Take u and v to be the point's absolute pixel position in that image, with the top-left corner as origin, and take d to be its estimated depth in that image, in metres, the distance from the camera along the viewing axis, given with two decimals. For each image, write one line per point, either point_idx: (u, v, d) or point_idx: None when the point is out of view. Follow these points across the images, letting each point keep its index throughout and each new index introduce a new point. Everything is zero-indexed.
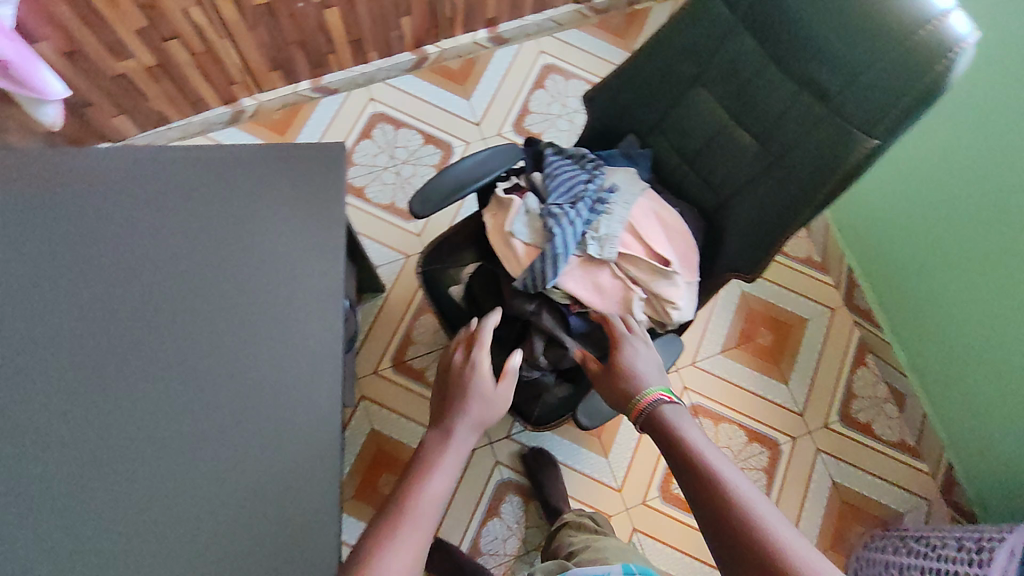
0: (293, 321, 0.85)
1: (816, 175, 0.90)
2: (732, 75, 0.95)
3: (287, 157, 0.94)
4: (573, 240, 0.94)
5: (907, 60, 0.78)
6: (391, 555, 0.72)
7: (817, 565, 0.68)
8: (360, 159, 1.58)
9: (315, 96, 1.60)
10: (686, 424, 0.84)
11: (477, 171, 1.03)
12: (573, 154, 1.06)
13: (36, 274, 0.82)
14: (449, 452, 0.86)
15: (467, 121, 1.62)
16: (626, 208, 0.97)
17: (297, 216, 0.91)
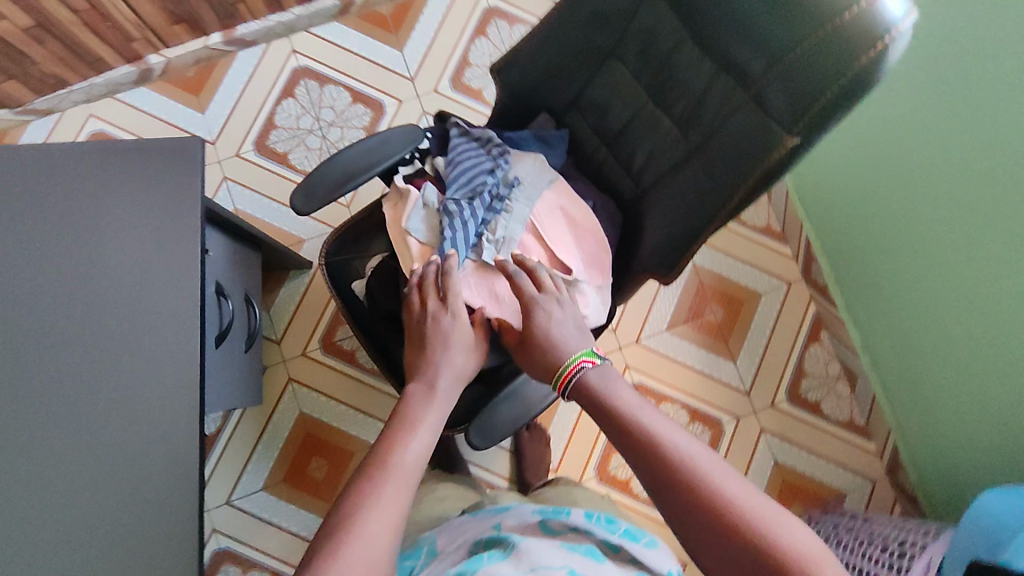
0: (159, 342, 0.79)
1: (734, 172, 0.77)
2: (650, 50, 0.82)
3: (142, 154, 0.83)
4: (465, 245, 0.85)
5: (832, 45, 0.64)
6: (369, 521, 0.61)
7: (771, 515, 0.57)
8: (281, 121, 1.45)
9: (228, 50, 1.46)
10: (615, 385, 0.72)
11: (369, 156, 0.90)
12: (480, 136, 0.94)
13: None
14: (433, 407, 0.74)
15: (400, 76, 1.47)
16: (529, 206, 0.87)
17: (158, 223, 0.82)
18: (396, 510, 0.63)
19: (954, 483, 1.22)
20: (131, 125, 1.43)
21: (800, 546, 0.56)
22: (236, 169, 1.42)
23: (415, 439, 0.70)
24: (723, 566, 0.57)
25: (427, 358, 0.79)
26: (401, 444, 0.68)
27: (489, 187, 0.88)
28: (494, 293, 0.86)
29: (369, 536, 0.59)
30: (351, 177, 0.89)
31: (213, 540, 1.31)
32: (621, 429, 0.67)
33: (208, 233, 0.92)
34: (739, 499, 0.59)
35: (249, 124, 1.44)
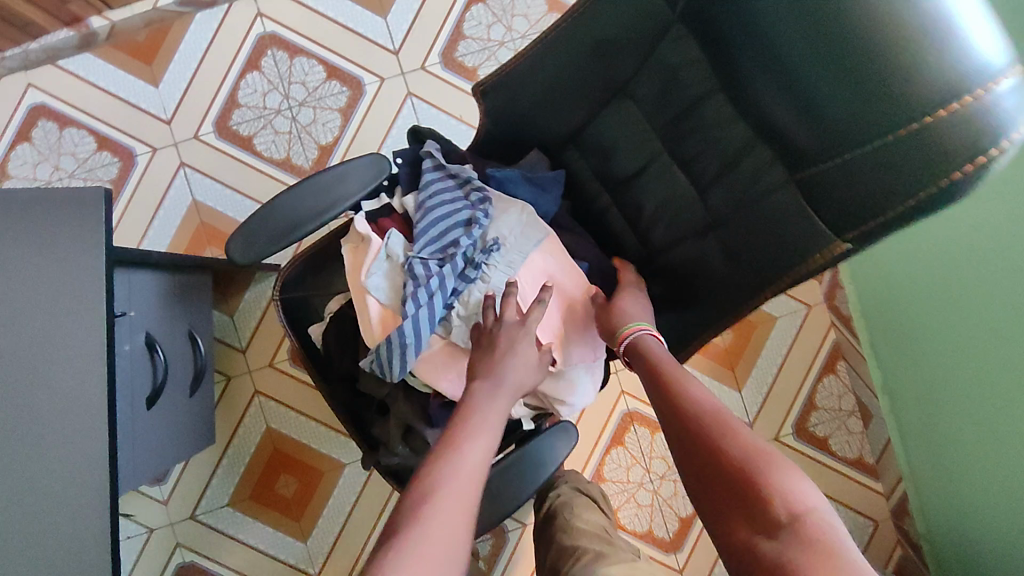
0: (64, 432, 0.67)
1: (761, 267, 0.62)
2: (670, 92, 0.65)
3: (35, 195, 0.68)
4: (430, 323, 0.71)
5: (915, 147, 0.48)
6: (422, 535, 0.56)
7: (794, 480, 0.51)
8: (245, 98, 1.26)
9: (184, 11, 1.26)
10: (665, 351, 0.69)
11: (325, 197, 0.76)
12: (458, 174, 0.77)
13: None
14: (495, 412, 0.66)
15: (383, 49, 1.27)
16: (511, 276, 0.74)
17: (58, 279, 0.68)
18: (456, 520, 0.58)
19: (965, 547, 1.11)
20: (73, 96, 1.24)
21: (815, 504, 0.50)
22: (194, 153, 1.26)
23: (476, 442, 0.64)
24: (733, 515, 0.52)
25: (493, 360, 0.69)
26: (458, 453, 0.62)
27: (464, 250, 0.73)
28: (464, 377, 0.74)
29: (428, 535, 0.56)
30: (303, 223, 0.75)
31: (177, 554, 1.22)
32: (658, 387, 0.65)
33: (119, 280, 0.77)
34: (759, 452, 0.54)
35: (209, 100, 1.26)
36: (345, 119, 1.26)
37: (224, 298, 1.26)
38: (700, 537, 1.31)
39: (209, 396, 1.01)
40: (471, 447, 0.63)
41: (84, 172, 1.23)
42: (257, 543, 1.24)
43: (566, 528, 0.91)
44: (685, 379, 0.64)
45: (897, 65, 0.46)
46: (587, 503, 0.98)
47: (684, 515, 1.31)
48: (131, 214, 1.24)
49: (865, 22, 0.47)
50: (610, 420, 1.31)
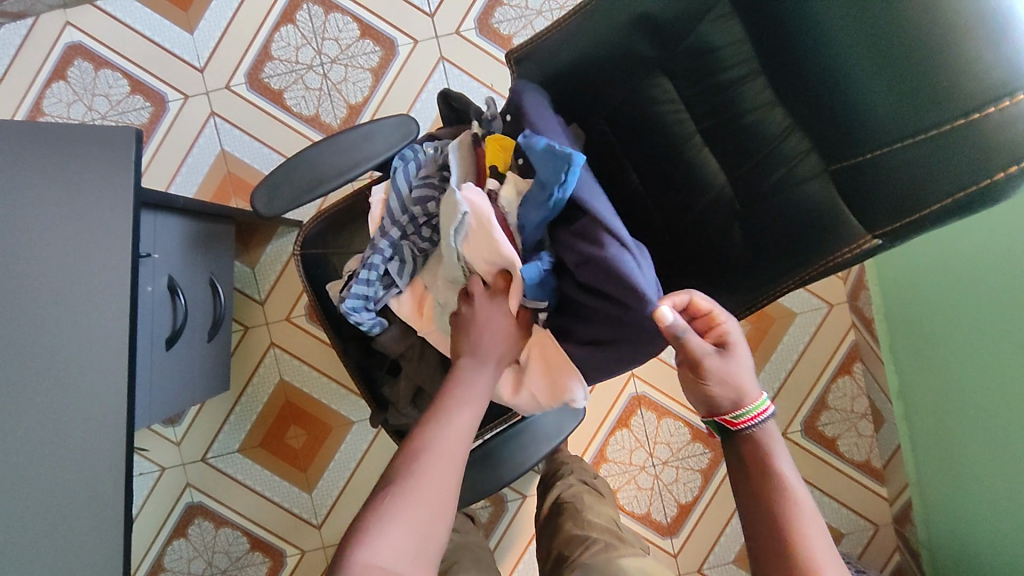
0: (83, 367, 0.68)
1: (784, 260, 0.61)
2: (709, 73, 0.63)
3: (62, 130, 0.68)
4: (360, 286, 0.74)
5: (956, 145, 0.46)
6: (403, 503, 0.57)
7: None
8: (279, 52, 1.26)
9: None
10: (781, 453, 0.62)
11: (347, 155, 0.76)
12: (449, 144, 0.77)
13: None
14: (477, 388, 0.67)
15: (418, 11, 1.25)
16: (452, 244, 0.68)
17: (84, 217, 0.69)
18: (442, 488, 0.60)
19: (967, 559, 1.10)
20: (110, 38, 1.25)
21: None
22: (225, 104, 1.26)
23: (460, 415, 0.65)
24: None
25: (471, 337, 0.69)
26: (442, 422, 0.64)
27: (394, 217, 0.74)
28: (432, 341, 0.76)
29: (409, 504, 0.57)
30: (321, 179, 0.75)
31: (186, 494, 1.25)
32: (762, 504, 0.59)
33: (144, 222, 0.77)
34: None
35: (243, 51, 1.26)
36: (375, 79, 1.25)
37: (246, 249, 1.26)
38: (698, 523, 1.31)
39: (226, 344, 1.03)
40: (456, 419, 0.65)
41: (117, 114, 1.24)
42: (264, 489, 1.27)
43: (570, 517, 0.92)
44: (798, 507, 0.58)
45: (945, 59, 0.45)
46: (592, 492, 0.99)
47: (684, 502, 1.31)
48: (160, 160, 1.25)
49: (930, 5, 0.45)
50: (617, 402, 1.31)
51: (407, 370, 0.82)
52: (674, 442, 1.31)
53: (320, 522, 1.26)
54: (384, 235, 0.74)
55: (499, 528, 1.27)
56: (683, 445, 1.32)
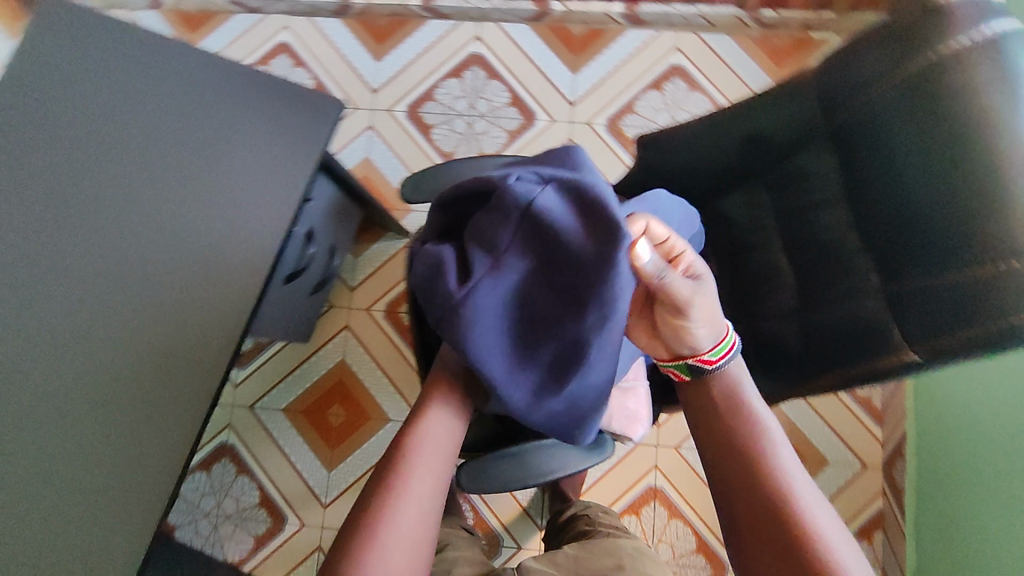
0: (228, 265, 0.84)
1: (832, 356, 0.71)
2: (800, 191, 0.77)
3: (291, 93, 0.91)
4: None
5: (995, 287, 0.56)
6: (388, 540, 0.63)
7: (830, 534, 0.60)
8: (440, 96, 1.50)
9: (423, 15, 1.53)
10: (746, 387, 0.71)
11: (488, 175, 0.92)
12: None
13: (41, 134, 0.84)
14: (445, 432, 0.73)
15: (562, 97, 1.47)
16: None
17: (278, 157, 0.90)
18: (422, 524, 0.66)
19: None
20: (315, 48, 1.52)
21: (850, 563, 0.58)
22: (383, 122, 1.49)
23: (429, 450, 0.71)
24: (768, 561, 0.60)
25: None
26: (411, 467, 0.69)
27: None
28: None
29: (389, 537, 0.64)
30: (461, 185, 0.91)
31: (224, 433, 1.36)
32: (726, 439, 0.68)
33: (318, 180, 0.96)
34: (808, 507, 0.61)
35: (412, 88, 1.50)
36: (510, 140, 1.45)
37: (356, 242, 1.44)
38: None
39: (319, 306, 1.17)
40: (425, 464, 0.69)
41: None
42: (289, 453, 1.35)
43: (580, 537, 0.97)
44: (759, 440, 0.66)
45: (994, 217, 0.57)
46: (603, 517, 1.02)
47: None
48: None
49: (979, 189, 0.58)
50: (634, 486, 1.35)
51: None
52: (677, 546, 1.32)
53: (328, 502, 1.32)
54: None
55: (508, 553, 1.30)
56: (684, 554, 1.32)
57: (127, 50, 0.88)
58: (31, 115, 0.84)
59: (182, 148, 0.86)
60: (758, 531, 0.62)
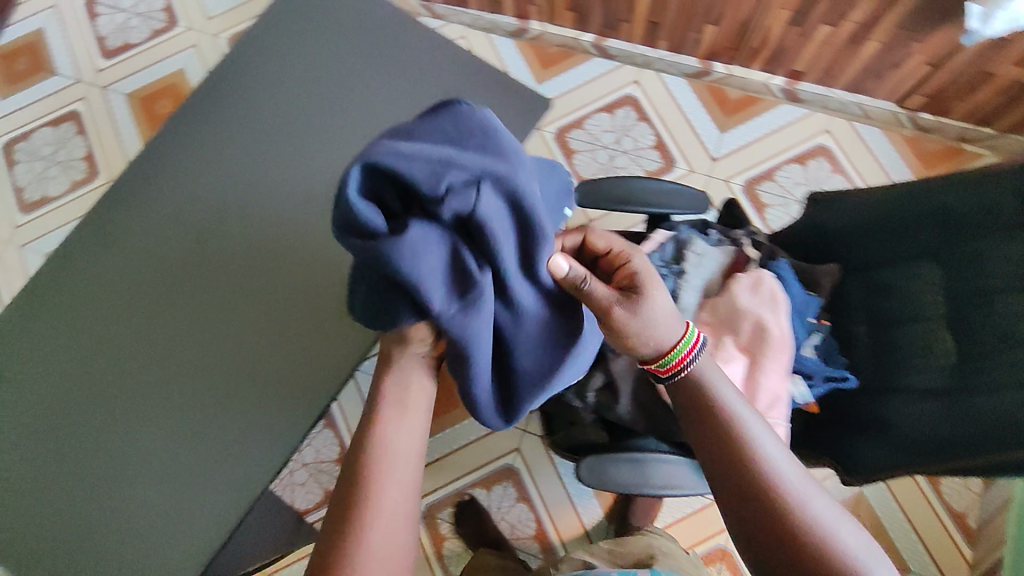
0: None
1: (982, 438, 0.69)
2: (978, 273, 0.77)
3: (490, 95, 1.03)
4: None
5: None
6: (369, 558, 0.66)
7: (797, 487, 0.69)
8: (589, 127, 1.56)
9: (591, 52, 1.59)
10: (711, 369, 0.75)
11: (657, 198, 0.96)
12: (721, 244, 0.97)
13: (312, 110, 1.09)
14: (404, 441, 0.72)
15: (705, 151, 1.51)
16: (698, 287, 0.91)
17: None
18: (398, 537, 0.68)
19: None
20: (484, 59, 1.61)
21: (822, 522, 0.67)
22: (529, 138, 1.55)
23: (393, 461, 0.71)
24: (750, 517, 0.69)
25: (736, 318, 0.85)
26: (377, 484, 0.69)
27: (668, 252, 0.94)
28: None
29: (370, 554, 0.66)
30: (634, 201, 0.96)
31: None
32: (711, 434, 0.72)
33: None
34: (777, 470, 0.69)
35: (565, 114, 1.56)
36: None
37: None
38: None
39: None
40: (388, 478, 0.70)
41: None
42: None
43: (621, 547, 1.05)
44: (739, 437, 0.71)
45: None
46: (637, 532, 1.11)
47: None
48: None
49: None
50: (701, 541, 1.33)
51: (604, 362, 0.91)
52: None
53: None
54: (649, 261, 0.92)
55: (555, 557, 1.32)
56: None
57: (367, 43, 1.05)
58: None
59: None
60: (737, 490, 0.70)
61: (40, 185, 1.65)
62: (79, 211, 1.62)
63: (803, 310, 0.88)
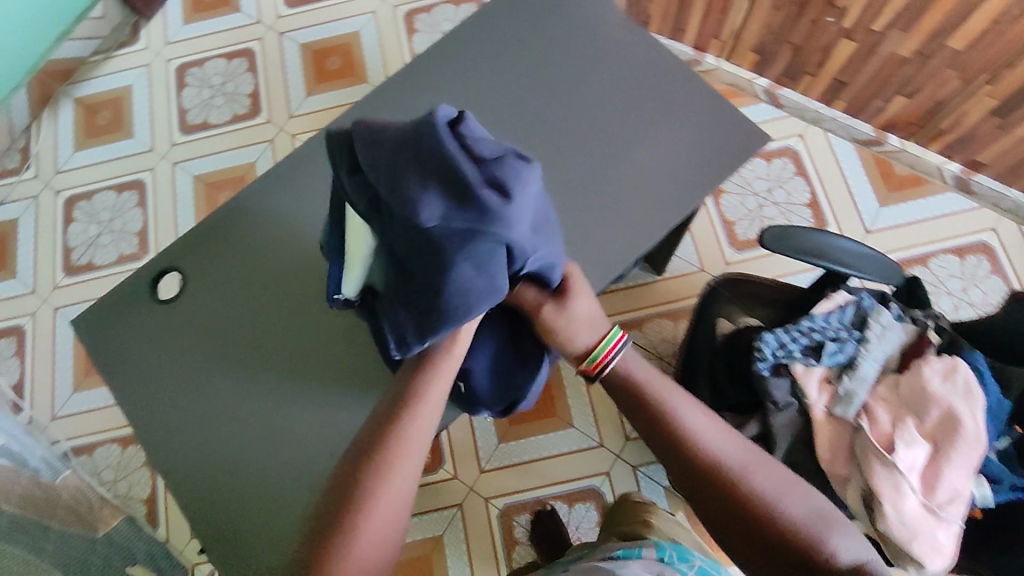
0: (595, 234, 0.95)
1: None
2: None
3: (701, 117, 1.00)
4: (793, 331, 0.89)
5: None
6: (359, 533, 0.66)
7: (736, 460, 0.71)
8: (743, 170, 1.52)
9: (762, 96, 1.55)
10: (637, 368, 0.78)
11: (859, 263, 0.93)
12: (905, 320, 0.93)
13: (509, 84, 1.04)
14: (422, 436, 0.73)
15: (860, 222, 1.47)
16: (880, 360, 0.87)
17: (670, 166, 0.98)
18: (387, 521, 0.68)
19: None
20: None
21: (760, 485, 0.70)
22: None
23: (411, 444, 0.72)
24: (711, 509, 0.71)
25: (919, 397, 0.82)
26: (393, 462, 0.70)
27: (845, 317, 0.91)
28: (811, 408, 0.86)
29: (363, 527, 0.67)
30: (828, 257, 0.92)
31: None
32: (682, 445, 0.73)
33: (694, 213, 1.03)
34: (717, 446, 0.72)
35: None
36: None
37: None
38: None
39: None
40: (400, 465, 0.70)
41: None
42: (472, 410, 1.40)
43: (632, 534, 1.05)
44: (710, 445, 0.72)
45: None
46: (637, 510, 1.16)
47: None
48: None
49: None
50: None
51: (765, 416, 0.88)
52: None
53: (487, 468, 1.37)
54: (827, 322, 0.91)
55: None
56: None
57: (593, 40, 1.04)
58: (513, 62, 1.06)
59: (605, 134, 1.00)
60: (689, 477, 0.72)
61: (205, 110, 1.74)
62: (236, 143, 1.70)
63: (996, 413, 0.83)
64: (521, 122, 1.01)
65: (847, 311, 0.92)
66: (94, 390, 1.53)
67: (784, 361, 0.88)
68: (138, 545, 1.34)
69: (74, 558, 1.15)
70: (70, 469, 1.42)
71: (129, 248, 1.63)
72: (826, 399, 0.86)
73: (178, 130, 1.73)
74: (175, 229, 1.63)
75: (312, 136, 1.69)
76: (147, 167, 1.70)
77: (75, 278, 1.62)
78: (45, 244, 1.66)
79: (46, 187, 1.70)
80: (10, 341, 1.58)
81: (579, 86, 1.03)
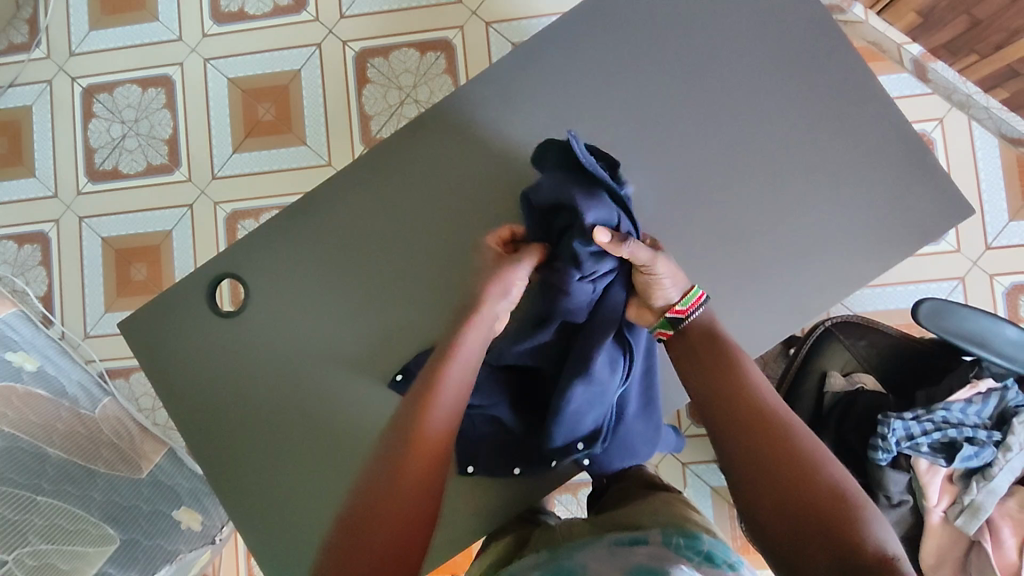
0: (712, 274, 0.85)
1: None
2: None
3: (857, 154, 0.86)
4: (925, 431, 0.80)
5: None
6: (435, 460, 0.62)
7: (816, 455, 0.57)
8: None
9: (907, 66, 1.31)
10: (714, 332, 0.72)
11: (1014, 354, 0.80)
12: None
13: (638, 75, 0.87)
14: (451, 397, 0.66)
15: (982, 234, 1.28)
16: (1016, 468, 0.80)
17: (809, 203, 0.86)
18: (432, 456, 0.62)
19: None
20: None
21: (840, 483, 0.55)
22: None
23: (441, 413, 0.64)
24: (769, 487, 0.56)
25: None
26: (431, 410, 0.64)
27: (980, 409, 0.82)
28: (931, 509, 0.81)
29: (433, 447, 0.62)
30: (985, 343, 0.80)
31: None
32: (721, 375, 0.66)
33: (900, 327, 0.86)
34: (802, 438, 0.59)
35: None
36: None
37: None
38: None
39: None
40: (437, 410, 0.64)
41: None
42: None
43: (639, 524, 0.68)
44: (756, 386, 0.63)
45: None
46: (639, 506, 0.73)
47: None
48: None
49: None
50: None
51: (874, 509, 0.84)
52: None
53: None
54: (963, 415, 0.81)
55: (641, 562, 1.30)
56: None
57: (754, 35, 0.87)
58: (648, 43, 0.87)
59: (741, 159, 0.86)
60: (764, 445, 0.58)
61: None
62: (277, 42, 1.46)
63: None
64: (651, 127, 0.86)
65: (984, 403, 0.82)
66: (126, 312, 1.45)
67: (906, 453, 0.81)
68: (181, 479, 1.34)
69: (120, 508, 1.11)
70: (108, 395, 1.36)
71: (158, 157, 1.46)
72: (951, 504, 0.81)
73: (210, 18, 1.48)
74: (210, 141, 1.46)
75: (365, 42, 1.45)
76: (176, 61, 1.48)
77: (100, 185, 1.47)
78: (63, 140, 1.48)
79: (60, 71, 1.49)
80: (35, 248, 1.47)
81: (720, 86, 0.86)
